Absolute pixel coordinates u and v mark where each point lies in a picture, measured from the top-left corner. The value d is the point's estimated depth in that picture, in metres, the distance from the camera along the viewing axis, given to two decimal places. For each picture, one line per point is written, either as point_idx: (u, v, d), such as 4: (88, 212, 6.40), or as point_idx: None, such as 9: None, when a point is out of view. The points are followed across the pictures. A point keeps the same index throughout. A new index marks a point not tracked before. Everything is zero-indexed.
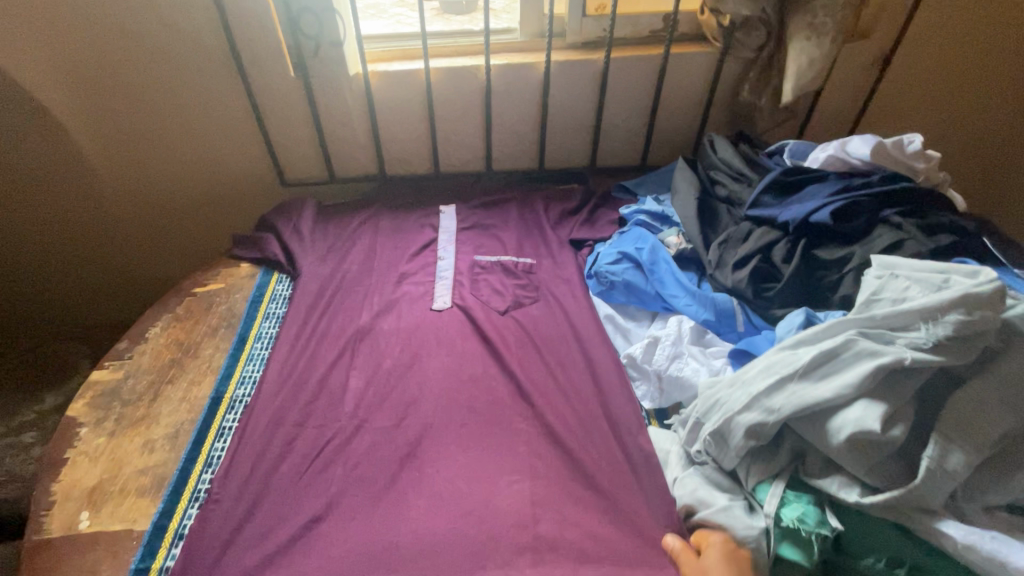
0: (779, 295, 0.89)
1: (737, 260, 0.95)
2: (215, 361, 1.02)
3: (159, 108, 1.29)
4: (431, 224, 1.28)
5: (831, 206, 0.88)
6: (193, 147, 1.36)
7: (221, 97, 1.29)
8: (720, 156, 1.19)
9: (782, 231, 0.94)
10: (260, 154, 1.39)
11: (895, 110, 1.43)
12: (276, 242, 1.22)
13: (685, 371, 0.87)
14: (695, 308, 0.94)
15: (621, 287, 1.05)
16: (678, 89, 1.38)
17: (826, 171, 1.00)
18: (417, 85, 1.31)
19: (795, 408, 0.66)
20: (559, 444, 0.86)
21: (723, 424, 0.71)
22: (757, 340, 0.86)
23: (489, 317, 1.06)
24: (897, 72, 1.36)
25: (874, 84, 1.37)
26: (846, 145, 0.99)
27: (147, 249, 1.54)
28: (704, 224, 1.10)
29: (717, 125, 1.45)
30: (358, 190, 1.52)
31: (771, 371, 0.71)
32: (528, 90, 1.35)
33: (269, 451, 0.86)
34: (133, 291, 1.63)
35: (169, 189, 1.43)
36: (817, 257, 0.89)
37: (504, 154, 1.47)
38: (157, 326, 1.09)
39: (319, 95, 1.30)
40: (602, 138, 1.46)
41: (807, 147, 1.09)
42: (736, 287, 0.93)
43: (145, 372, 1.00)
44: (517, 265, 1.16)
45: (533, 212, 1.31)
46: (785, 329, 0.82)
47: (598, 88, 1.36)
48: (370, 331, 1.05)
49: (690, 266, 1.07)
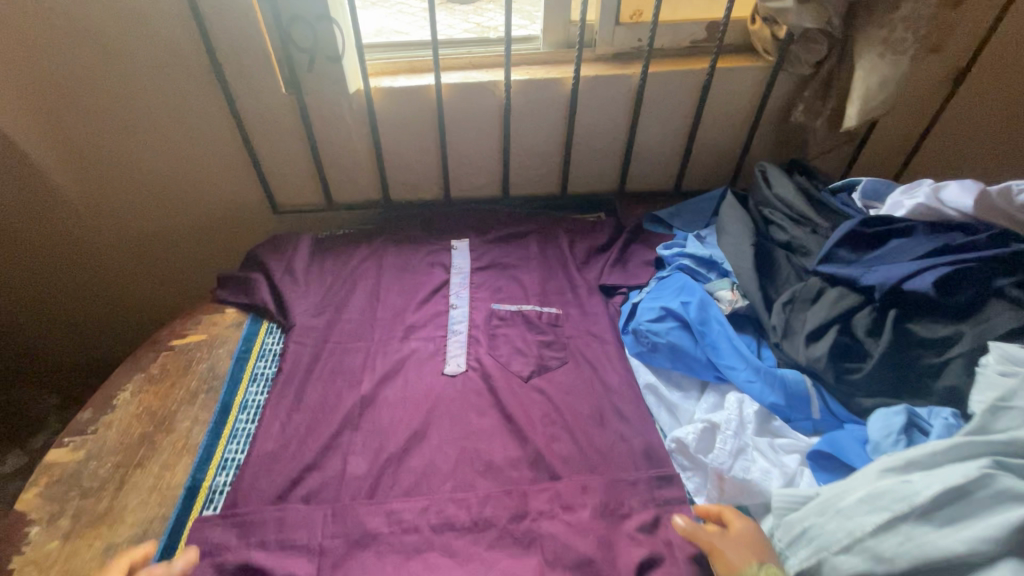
0: (865, 379, 0.74)
1: (811, 331, 0.80)
2: (193, 437, 0.88)
3: (136, 129, 1.13)
4: (441, 263, 1.13)
5: (932, 273, 0.73)
6: (176, 172, 1.20)
7: (204, 116, 1.13)
8: (776, 193, 1.03)
9: (864, 296, 0.79)
10: (249, 179, 1.23)
11: (961, 139, 1.26)
12: (266, 285, 1.07)
13: (752, 473, 0.72)
14: (760, 388, 0.79)
15: (665, 350, 0.90)
16: (721, 108, 1.22)
17: (914, 221, 0.84)
18: (426, 104, 1.15)
19: (913, 562, 0.54)
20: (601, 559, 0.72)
21: (815, 566, 0.60)
22: (841, 439, 0.71)
23: (511, 386, 0.92)
24: (968, 94, 1.19)
25: (937, 110, 1.21)
26: (940, 191, 0.83)
27: (124, 283, 1.39)
28: (761, 276, 0.94)
29: (763, 148, 1.29)
30: (359, 217, 1.36)
31: (878, 505, 0.57)
32: (552, 108, 1.19)
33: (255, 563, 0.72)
34: (109, 327, 1.47)
35: (149, 218, 1.27)
36: (911, 334, 0.73)
37: (522, 178, 1.31)
38: (127, 390, 0.94)
39: (314, 114, 1.14)
40: (632, 161, 1.30)
41: (883, 186, 0.95)
42: (811, 365, 0.77)
43: (111, 451, 0.85)
44: (541, 317, 1.02)
45: (557, 249, 1.16)
46: (881, 431, 0.68)
47: (631, 106, 1.20)
48: (373, 401, 0.90)
49: (745, 326, 0.92)
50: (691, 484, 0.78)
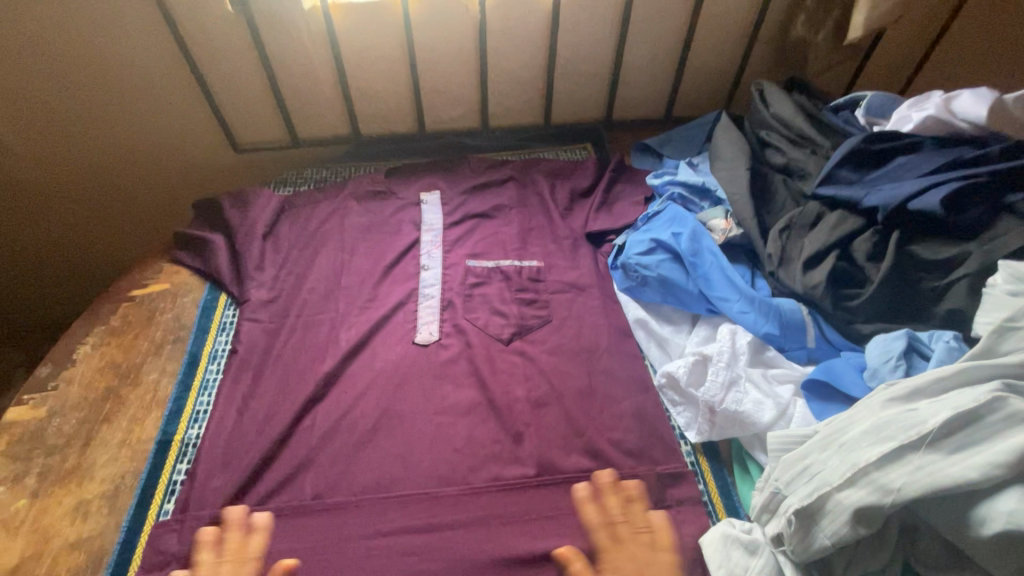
0: (864, 305, 0.71)
1: (808, 257, 0.75)
2: (162, 390, 0.83)
3: (70, 61, 1.01)
4: (411, 221, 1.05)
5: (940, 190, 0.68)
6: (123, 111, 1.10)
7: (148, 47, 1.02)
8: (774, 112, 0.96)
9: (866, 218, 0.75)
10: (203, 115, 1.13)
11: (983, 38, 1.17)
12: (223, 249, 0.98)
13: (744, 405, 0.70)
14: (753, 318, 0.76)
15: (655, 284, 0.86)
16: (716, 23, 1.12)
17: (921, 136, 0.78)
18: (392, 21, 1.04)
19: (924, 490, 0.50)
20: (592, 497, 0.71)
21: (816, 504, 0.55)
22: (837, 366, 0.68)
23: (491, 353, 0.86)
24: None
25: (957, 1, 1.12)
26: (951, 102, 0.77)
27: (79, 237, 1.29)
28: (756, 203, 0.89)
29: (759, 68, 1.21)
30: (328, 154, 1.27)
31: (883, 435, 0.54)
32: (532, 25, 1.08)
33: (236, 514, 0.70)
34: (68, 285, 1.38)
35: (92, 160, 1.16)
36: (913, 256, 0.70)
37: (501, 107, 1.22)
38: (87, 344, 0.88)
39: (267, 35, 1.03)
40: (620, 85, 1.20)
41: (889, 100, 0.88)
42: (808, 293, 0.73)
43: (74, 408, 0.81)
44: (521, 272, 0.96)
45: (538, 193, 1.09)
46: (880, 356, 0.64)
47: (619, 22, 1.10)
48: (350, 347, 0.86)
49: (739, 256, 0.88)
50: (682, 419, 0.76)
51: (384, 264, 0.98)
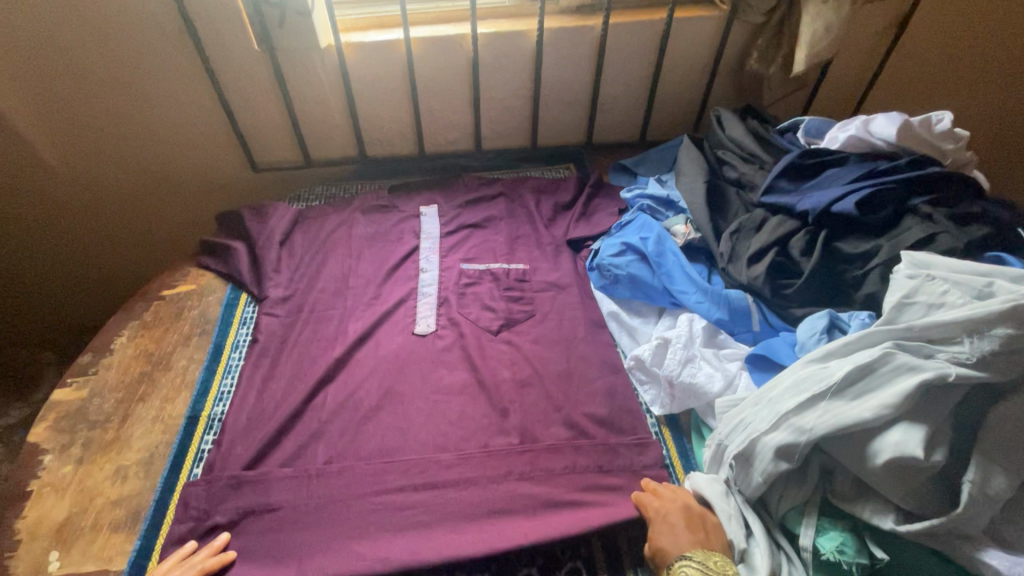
0: (798, 293, 0.83)
1: (752, 254, 0.88)
2: (190, 374, 0.94)
3: (113, 91, 1.15)
4: (411, 230, 1.18)
5: (855, 195, 0.81)
6: (156, 134, 1.24)
7: (182, 79, 1.16)
8: (728, 134, 1.10)
9: (800, 221, 0.88)
10: (228, 139, 1.28)
11: (919, 67, 1.32)
12: (244, 254, 1.11)
13: (698, 378, 0.81)
14: (707, 306, 0.88)
15: (625, 281, 0.99)
16: (680, 58, 1.28)
17: (847, 153, 0.92)
18: (396, 56, 1.19)
19: (830, 428, 0.61)
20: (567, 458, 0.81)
21: (748, 447, 0.66)
22: (775, 344, 0.80)
23: (481, 342, 0.98)
24: (927, 15, 1.24)
25: (896, 35, 1.25)
26: (869, 124, 0.91)
27: (108, 247, 1.42)
28: (713, 211, 1.02)
29: (721, 97, 1.36)
30: (337, 174, 1.41)
31: (800, 388, 0.66)
32: (519, 61, 1.24)
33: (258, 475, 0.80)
34: (94, 291, 1.51)
35: (128, 178, 1.30)
36: (837, 250, 0.82)
37: (493, 132, 1.36)
38: (123, 335, 1.00)
39: (287, 69, 1.18)
40: (598, 112, 1.35)
41: (824, 123, 1.02)
42: (752, 284, 0.86)
43: (112, 390, 0.92)
44: (509, 273, 1.08)
45: (525, 206, 1.22)
46: (808, 332, 0.76)
47: (595, 58, 1.25)
48: (356, 337, 0.98)
49: (698, 257, 1.00)
50: (648, 395, 0.87)
51: (387, 267, 1.10)
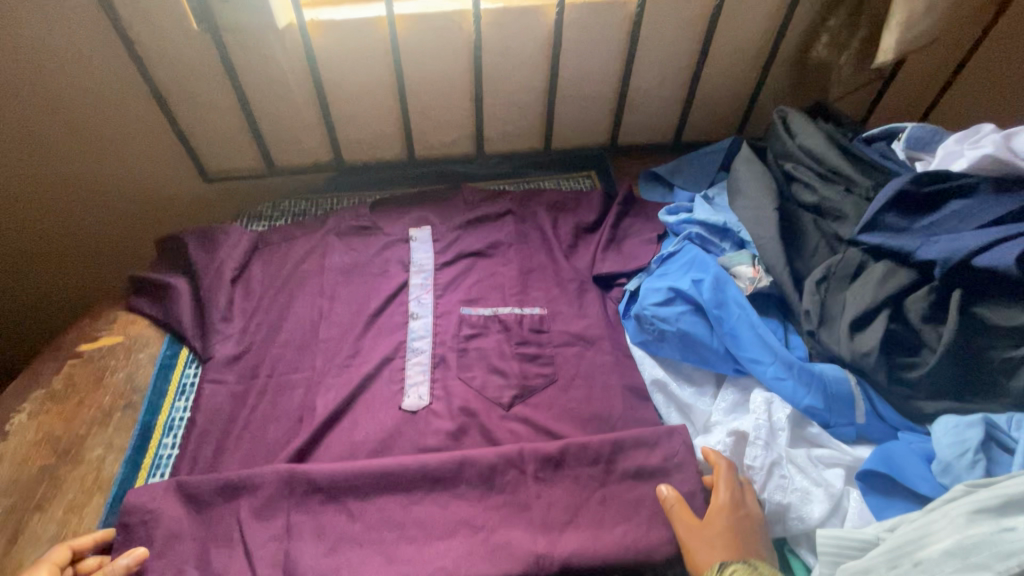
0: (924, 378, 0.61)
1: (855, 318, 0.66)
2: (108, 469, 0.72)
3: (15, 88, 0.90)
4: (398, 260, 0.94)
5: (1014, 247, 0.58)
6: (74, 138, 0.98)
7: (106, 71, 0.91)
8: (801, 143, 0.87)
9: (920, 273, 0.65)
10: (169, 143, 1.02)
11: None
12: (185, 294, 0.87)
13: (789, 496, 0.59)
14: (792, 387, 0.66)
15: (675, 340, 0.76)
16: (731, 43, 1.03)
17: (977, 177, 0.68)
18: (377, 40, 0.94)
19: None
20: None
21: None
22: (899, 453, 0.58)
23: (488, 421, 0.75)
24: None
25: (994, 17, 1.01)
26: (1012, 139, 0.67)
27: (28, 281, 1.16)
28: (787, 248, 0.79)
29: (775, 91, 1.12)
30: (308, 184, 1.16)
31: (971, 563, 0.45)
32: (532, 45, 0.99)
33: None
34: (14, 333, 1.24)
35: (46, 196, 1.04)
36: (981, 321, 0.60)
37: (498, 132, 1.12)
38: (23, 411, 0.77)
39: (238, 56, 0.92)
40: (627, 109, 1.11)
41: (932, 132, 0.79)
42: (857, 361, 0.64)
43: (2, 494, 0.69)
44: (522, 322, 0.86)
45: (539, 228, 0.98)
46: (953, 448, 0.54)
47: (627, 41, 1.00)
48: (326, 415, 0.75)
49: (770, 308, 0.78)
50: None
51: (367, 313, 0.87)
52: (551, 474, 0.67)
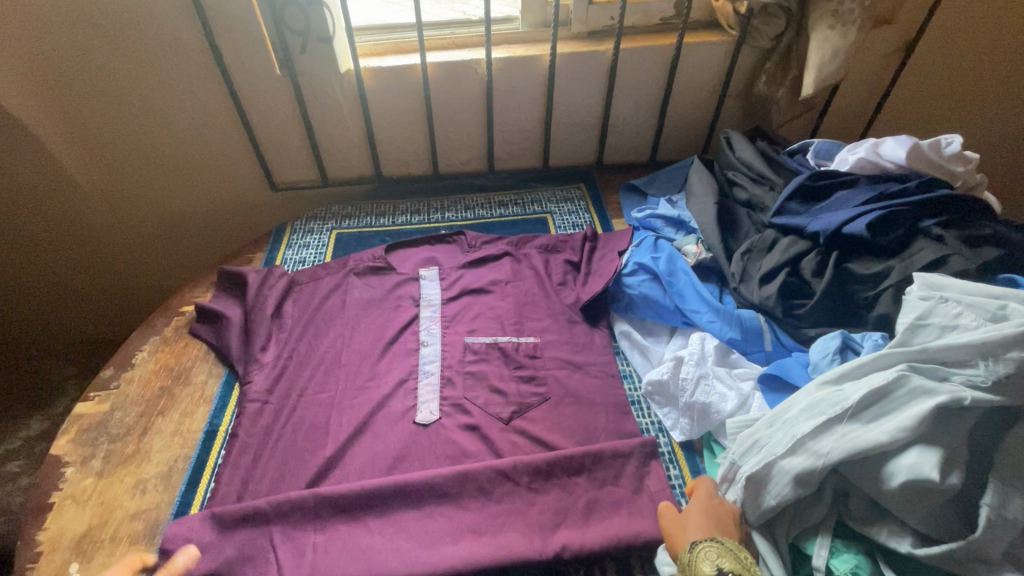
0: (810, 313, 0.84)
1: (764, 274, 0.89)
2: (209, 389, 0.96)
3: (146, 119, 1.21)
4: (411, 297, 1.09)
5: (867, 216, 0.82)
6: (181, 155, 1.28)
7: (212, 108, 1.21)
8: (738, 156, 1.12)
9: (811, 241, 0.89)
10: (251, 161, 1.32)
11: (926, 90, 1.34)
12: (232, 328, 1.03)
13: (711, 396, 0.82)
14: (719, 326, 0.89)
15: (638, 300, 1.00)
16: (690, 82, 1.30)
17: (857, 175, 0.93)
18: (412, 80, 1.23)
19: (846, 452, 0.61)
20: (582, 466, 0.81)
21: (764, 469, 0.66)
22: (788, 364, 0.80)
23: (493, 359, 0.98)
24: (934, 40, 1.25)
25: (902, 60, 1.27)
26: (879, 146, 0.92)
27: (139, 263, 1.47)
28: (723, 231, 1.03)
29: (730, 118, 1.38)
30: (353, 193, 1.44)
31: (816, 411, 0.66)
32: (532, 84, 1.27)
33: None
34: (113, 307, 1.56)
35: (157, 197, 1.34)
36: (849, 272, 0.83)
37: (506, 152, 1.39)
38: (144, 350, 1.02)
39: (307, 93, 1.22)
40: (609, 133, 1.38)
41: (833, 146, 1.04)
42: (764, 304, 0.87)
43: (133, 403, 0.93)
44: (519, 349, 0.99)
45: (533, 268, 1.12)
46: (821, 352, 0.77)
47: (606, 82, 1.28)
48: (371, 355, 0.99)
49: (710, 276, 1.02)
50: (668, 419, 0.86)
51: (384, 341, 1.01)
52: (543, 481, 0.80)
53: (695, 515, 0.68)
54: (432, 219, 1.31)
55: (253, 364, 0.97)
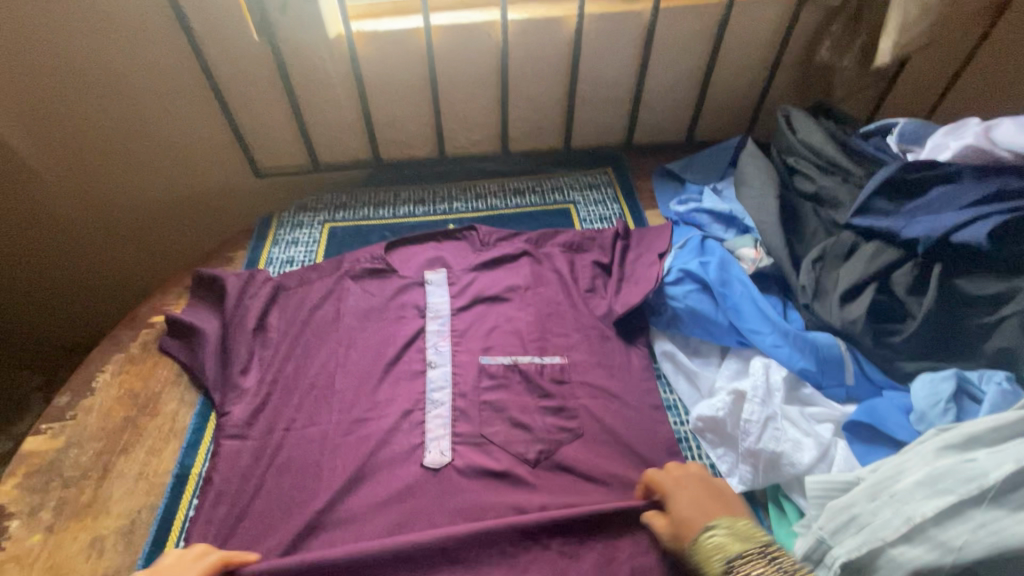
0: (907, 343, 0.69)
1: (845, 290, 0.73)
2: (180, 421, 0.82)
3: (106, 95, 1.03)
4: (415, 305, 0.93)
5: (986, 222, 0.65)
6: (150, 137, 1.10)
7: (182, 81, 1.03)
8: (802, 137, 0.94)
9: (904, 249, 0.72)
10: (230, 142, 1.14)
11: None
12: (206, 345, 0.87)
13: (783, 444, 0.67)
14: (788, 352, 0.74)
15: (683, 315, 0.84)
16: (739, 47, 1.11)
17: (960, 165, 0.75)
18: (413, 48, 1.04)
19: (987, 551, 0.47)
20: (624, 526, 0.67)
21: (867, 557, 0.53)
22: (881, 407, 0.66)
23: (513, 385, 0.83)
24: None
25: (993, 21, 1.07)
26: (992, 129, 0.74)
27: (111, 260, 1.30)
28: (787, 233, 0.87)
29: (783, 91, 1.19)
30: (347, 178, 1.26)
31: (940, 488, 0.51)
32: (554, 51, 1.08)
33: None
34: (81, 308, 1.39)
35: (126, 185, 1.17)
36: (959, 291, 0.67)
37: (522, 132, 1.21)
38: (107, 371, 0.88)
39: (291, 64, 1.04)
40: (641, 109, 1.19)
41: (922, 128, 0.86)
42: (847, 328, 0.71)
43: (92, 439, 0.80)
44: (544, 372, 0.84)
45: (557, 271, 0.95)
46: (926, 398, 0.63)
47: (641, 49, 1.09)
48: (369, 379, 0.84)
49: (770, 286, 0.86)
50: (723, 464, 0.72)
51: (384, 361, 0.86)
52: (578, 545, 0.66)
53: (688, 481, 0.64)
54: (438, 210, 1.15)
55: (232, 391, 0.83)
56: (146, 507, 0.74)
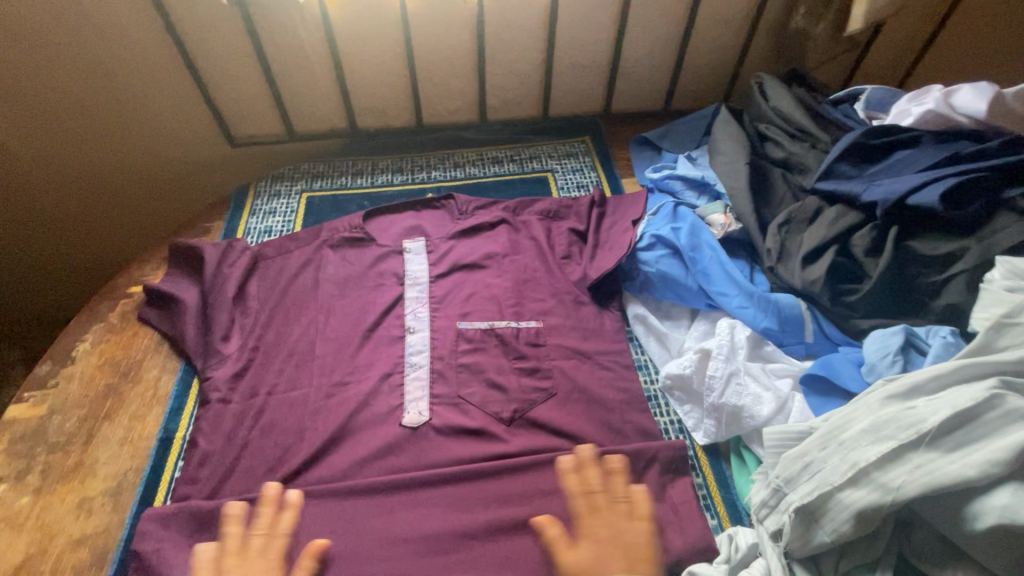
0: (863, 301, 0.72)
1: (808, 252, 0.76)
2: (162, 387, 0.84)
3: (66, 57, 0.99)
4: (393, 273, 0.94)
5: (939, 186, 0.68)
6: (116, 102, 1.07)
7: (146, 42, 1.00)
8: (773, 105, 0.95)
9: (864, 213, 0.75)
10: (202, 108, 1.12)
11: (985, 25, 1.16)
12: (186, 314, 0.88)
13: (744, 398, 0.71)
14: (752, 313, 0.77)
15: (656, 279, 0.87)
16: (716, 14, 1.11)
17: (921, 131, 0.78)
18: (388, 13, 1.03)
19: (922, 488, 0.50)
20: None
21: (818, 500, 0.56)
22: (836, 362, 0.70)
23: (489, 349, 0.85)
24: None
25: None
26: (951, 96, 0.76)
27: (82, 235, 1.26)
28: (756, 198, 0.88)
29: (759, 59, 1.19)
30: (324, 148, 1.25)
31: (882, 434, 0.55)
32: (531, 16, 1.07)
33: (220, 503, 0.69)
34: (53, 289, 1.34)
35: (94, 154, 1.13)
36: (911, 252, 0.70)
37: (500, 100, 1.21)
38: (87, 340, 0.88)
39: (262, 30, 1.02)
40: (619, 76, 1.19)
41: (888, 94, 0.88)
42: (807, 289, 0.74)
43: (75, 406, 0.81)
44: (519, 335, 0.86)
45: (533, 238, 0.97)
46: (877, 352, 0.67)
47: (617, 15, 1.09)
48: (348, 345, 0.86)
49: (738, 251, 0.89)
50: (690, 419, 0.76)
51: (363, 327, 0.87)
52: (549, 495, 0.70)
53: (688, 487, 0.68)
54: (416, 179, 1.15)
55: (212, 358, 0.84)
56: (132, 469, 0.76)
